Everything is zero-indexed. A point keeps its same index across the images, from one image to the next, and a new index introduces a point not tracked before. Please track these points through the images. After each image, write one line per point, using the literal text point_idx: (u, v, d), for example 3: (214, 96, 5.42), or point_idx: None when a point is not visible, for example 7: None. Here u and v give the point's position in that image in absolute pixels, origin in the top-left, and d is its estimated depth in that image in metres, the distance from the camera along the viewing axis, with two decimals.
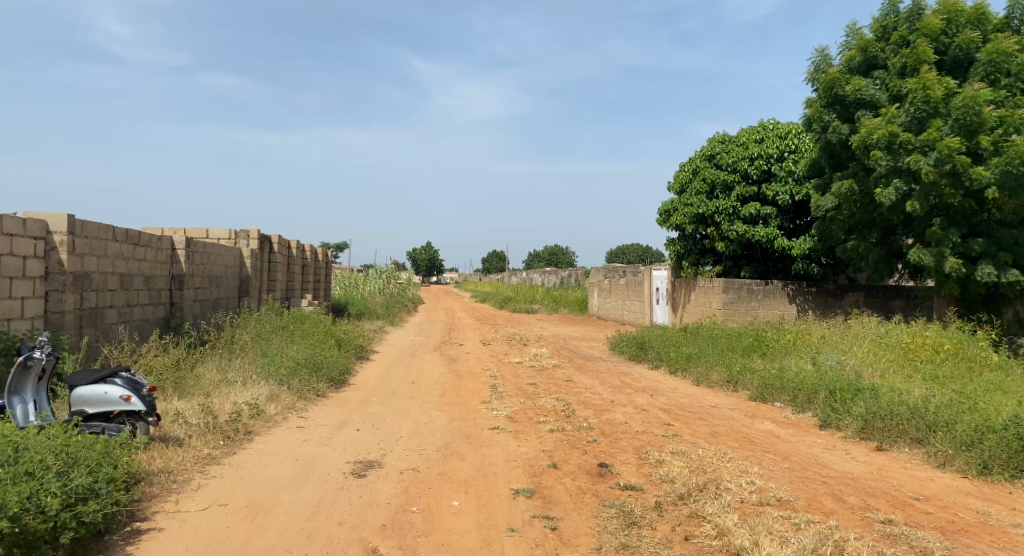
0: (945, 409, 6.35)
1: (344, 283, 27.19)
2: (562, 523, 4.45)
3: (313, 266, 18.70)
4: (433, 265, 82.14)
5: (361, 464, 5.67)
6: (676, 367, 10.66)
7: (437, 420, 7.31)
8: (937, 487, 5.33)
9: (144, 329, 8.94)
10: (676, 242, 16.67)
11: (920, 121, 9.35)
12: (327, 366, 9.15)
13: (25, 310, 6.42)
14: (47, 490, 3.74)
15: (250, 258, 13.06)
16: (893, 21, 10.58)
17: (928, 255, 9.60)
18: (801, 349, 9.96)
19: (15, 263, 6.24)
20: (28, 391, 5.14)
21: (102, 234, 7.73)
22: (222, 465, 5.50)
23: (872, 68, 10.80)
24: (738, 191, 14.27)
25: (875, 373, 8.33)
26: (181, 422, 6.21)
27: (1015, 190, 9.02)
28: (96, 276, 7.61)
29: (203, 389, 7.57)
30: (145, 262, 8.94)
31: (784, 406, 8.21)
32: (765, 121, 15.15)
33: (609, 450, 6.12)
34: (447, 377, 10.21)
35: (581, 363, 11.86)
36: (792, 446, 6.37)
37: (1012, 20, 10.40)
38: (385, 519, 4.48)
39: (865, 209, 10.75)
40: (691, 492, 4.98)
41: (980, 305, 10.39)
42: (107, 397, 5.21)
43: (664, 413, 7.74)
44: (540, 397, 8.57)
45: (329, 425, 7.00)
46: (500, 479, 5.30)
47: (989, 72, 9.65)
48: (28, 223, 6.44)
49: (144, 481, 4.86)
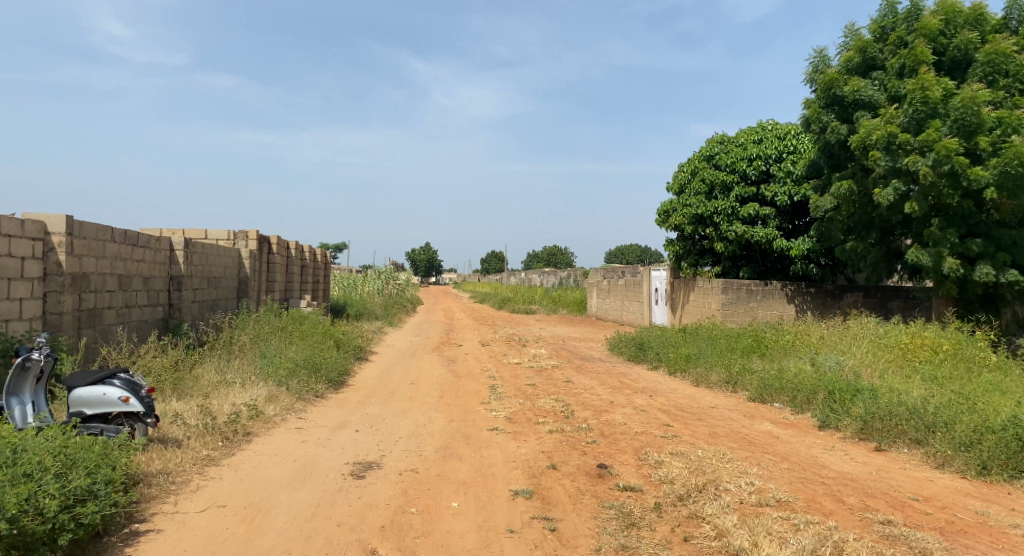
0: (945, 410, 6.35)
1: (343, 283, 27.19)
2: (562, 524, 4.45)
3: (312, 267, 18.68)
4: (432, 266, 81.98)
5: (360, 465, 5.66)
6: (676, 367, 10.66)
7: (436, 421, 7.31)
8: (936, 487, 5.34)
9: (142, 330, 8.93)
10: (675, 243, 16.69)
11: (918, 122, 9.37)
12: (326, 367, 9.15)
13: (24, 311, 6.42)
14: (46, 492, 3.73)
15: (249, 259, 13.04)
16: (892, 22, 10.60)
17: (926, 255, 9.62)
18: (800, 349, 9.98)
19: (13, 264, 6.23)
20: (26, 392, 5.14)
21: (101, 235, 7.72)
22: (221, 466, 5.50)
23: (870, 69, 10.81)
24: (737, 192, 14.28)
25: (874, 373, 8.34)
26: (180, 423, 6.21)
27: (1014, 190, 9.03)
28: (94, 277, 7.60)
29: (202, 390, 7.57)
30: (143, 263, 8.93)
31: (783, 407, 8.22)
32: (764, 121, 15.19)
33: (608, 451, 6.12)
34: (446, 378, 10.22)
35: (580, 363, 11.87)
36: (791, 447, 6.38)
37: (1010, 21, 10.42)
38: (385, 521, 4.47)
39: (863, 209, 10.76)
40: (690, 492, 4.98)
41: (978, 306, 10.41)
42: (106, 398, 5.20)
43: (664, 413, 7.75)
44: (539, 397, 8.58)
45: (329, 426, 7.01)
46: (499, 480, 5.30)
47: (988, 72, 9.67)
48: (26, 224, 6.44)
49: (142, 482, 4.85)
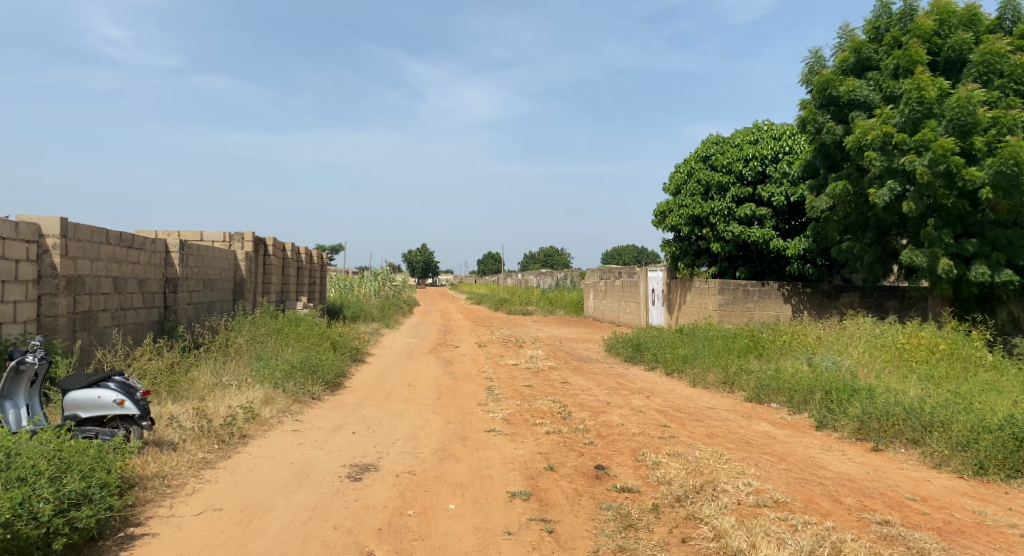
0: (941, 409, 6.36)
1: (340, 286, 27.06)
2: (559, 526, 4.44)
3: (308, 269, 18.64)
4: (428, 269, 82.10)
5: (357, 468, 5.64)
6: (672, 368, 10.66)
7: (432, 423, 7.29)
8: (933, 487, 5.34)
9: (138, 332, 8.89)
10: (671, 244, 16.74)
11: (914, 122, 9.37)
12: (322, 369, 9.12)
13: (18, 313, 6.38)
14: (40, 496, 3.71)
15: (245, 260, 13.00)
16: (886, 22, 10.61)
17: (921, 256, 9.65)
18: (797, 350, 9.99)
19: (7, 266, 6.19)
20: (20, 396, 5.11)
21: (95, 237, 7.69)
22: (217, 469, 5.46)
23: (866, 70, 10.82)
24: (733, 192, 14.30)
25: (871, 373, 8.36)
26: (175, 426, 6.19)
27: (1009, 190, 9.05)
28: (89, 280, 7.57)
29: (197, 393, 7.53)
30: (138, 265, 8.89)
31: (781, 407, 8.22)
32: (759, 123, 15.24)
33: (605, 452, 6.11)
34: (443, 380, 10.19)
35: (577, 364, 11.86)
36: (789, 447, 6.38)
37: (1004, 21, 10.46)
38: (382, 523, 4.46)
39: (859, 209, 10.76)
40: (688, 493, 4.97)
41: (974, 305, 10.45)
42: (100, 401, 5.17)
43: (661, 414, 7.75)
44: (536, 399, 8.56)
45: (325, 428, 6.98)
46: (496, 482, 5.29)
47: (982, 72, 9.69)
48: (20, 227, 6.41)
49: (138, 486, 4.82)
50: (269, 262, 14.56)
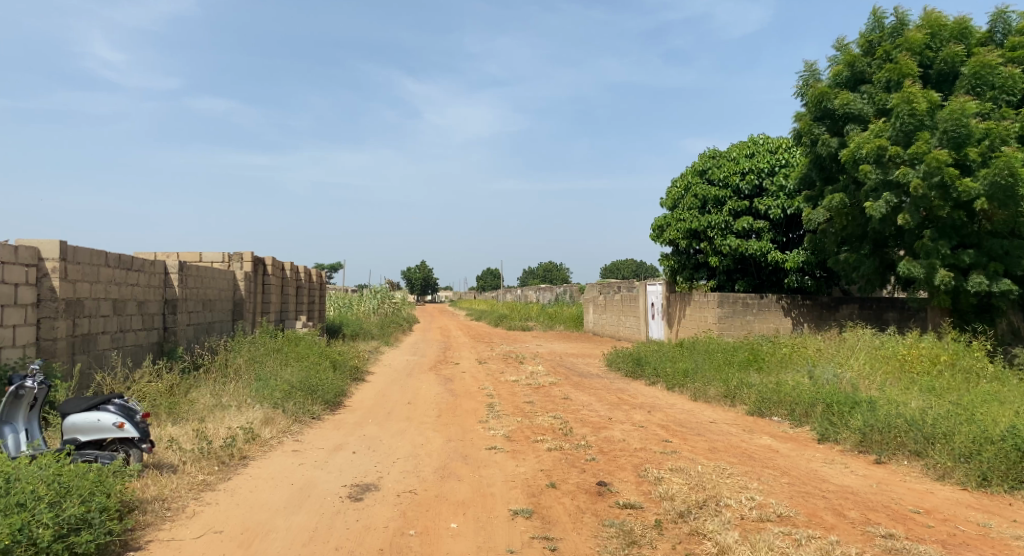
0: (943, 421, 6.35)
1: (340, 305, 27.13)
2: (562, 544, 4.41)
3: (307, 288, 18.62)
4: (427, 282, 81.71)
5: (358, 488, 5.61)
6: (673, 382, 10.61)
7: (433, 441, 7.27)
8: (937, 499, 5.32)
9: (137, 354, 8.89)
10: (670, 258, 16.82)
11: (907, 134, 9.44)
12: (322, 389, 9.10)
13: (18, 337, 6.38)
14: (39, 521, 3.70)
15: (245, 280, 13.02)
16: (878, 36, 10.70)
17: (918, 267, 9.65)
18: (797, 363, 10.00)
19: (7, 290, 6.23)
20: (20, 421, 5.10)
21: (96, 260, 7.73)
22: (217, 491, 5.44)
23: (859, 83, 10.93)
24: (730, 207, 14.34)
25: (873, 386, 8.31)
26: (175, 448, 6.18)
27: (1004, 201, 9.10)
28: (89, 302, 7.59)
29: (197, 414, 7.50)
30: (139, 287, 8.93)
31: (782, 420, 8.20)
32: (754, 137, 15.34)
33: (608, 468, 6.09)
34: (443, 397, 10.18)
35: (578, 380, 11.77)
36: (791, 461, 6.35)
37: (995, 33, 10.56)
38: (383, 544, 4.42)
39: (856, 222, 10.79)
40: (691, 509, 4.95)
41: (973, 316, 10.51)
42: (100, 424, 5.15)
43: (662, 429, 7.72)
44: (537, 415, 8.53)
45: (326, 448, 6.96)
46: (498, 500, 5.26)
47: (974, 85, 9.80)
48: (20, 251, 6.45)
49: (138, 510, 4.79)
50: (268, 282, 14.59)
